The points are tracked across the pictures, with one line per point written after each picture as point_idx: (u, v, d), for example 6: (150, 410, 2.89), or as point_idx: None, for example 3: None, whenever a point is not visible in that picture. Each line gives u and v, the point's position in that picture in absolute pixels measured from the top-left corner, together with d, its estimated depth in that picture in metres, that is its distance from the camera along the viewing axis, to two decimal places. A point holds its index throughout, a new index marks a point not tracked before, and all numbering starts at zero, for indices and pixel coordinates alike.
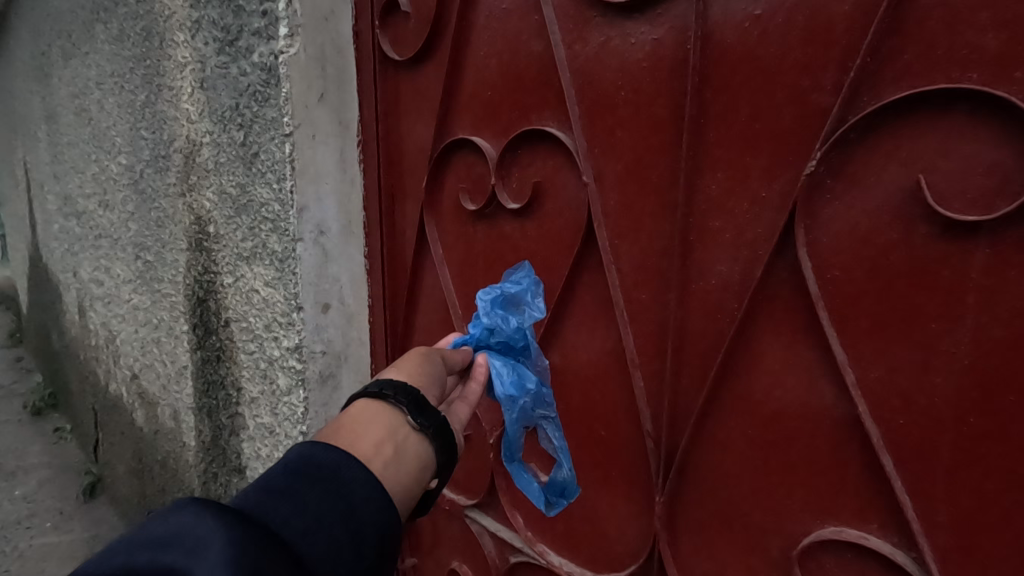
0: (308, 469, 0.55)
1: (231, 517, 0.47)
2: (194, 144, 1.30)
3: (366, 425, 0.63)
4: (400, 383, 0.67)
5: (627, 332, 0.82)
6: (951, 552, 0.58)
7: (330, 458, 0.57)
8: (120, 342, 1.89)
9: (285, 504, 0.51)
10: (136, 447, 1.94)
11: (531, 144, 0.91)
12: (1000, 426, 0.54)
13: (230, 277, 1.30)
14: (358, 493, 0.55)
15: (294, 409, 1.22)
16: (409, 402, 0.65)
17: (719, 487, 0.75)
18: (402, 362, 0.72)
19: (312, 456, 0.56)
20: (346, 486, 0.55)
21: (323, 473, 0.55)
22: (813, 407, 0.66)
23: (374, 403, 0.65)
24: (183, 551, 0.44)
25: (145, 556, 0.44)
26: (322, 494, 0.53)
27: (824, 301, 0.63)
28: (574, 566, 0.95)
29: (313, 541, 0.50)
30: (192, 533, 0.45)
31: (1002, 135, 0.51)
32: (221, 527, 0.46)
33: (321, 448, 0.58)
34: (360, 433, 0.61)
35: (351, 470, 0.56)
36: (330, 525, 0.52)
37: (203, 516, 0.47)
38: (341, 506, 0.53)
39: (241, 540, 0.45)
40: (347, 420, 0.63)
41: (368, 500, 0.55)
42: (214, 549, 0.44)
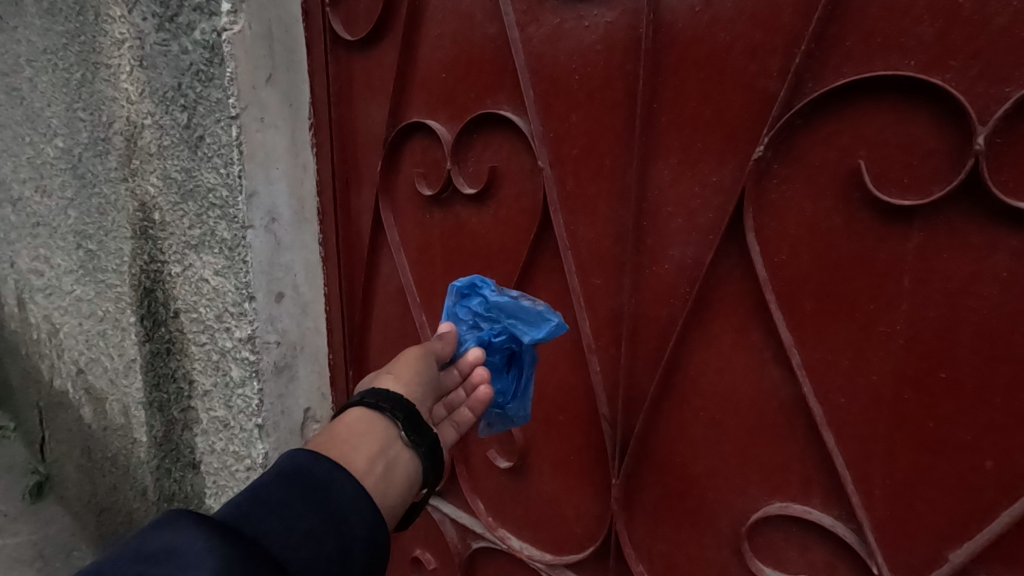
0: (302, 480, 0.56)
1: (222, 533, 0.48)
2: (135, 126, 1.23)
3: (359, 439, 0.64)
4: (397, 396, 0.68)
5: (583, 318, 0.82)
6: (886, 522, 0.61)
7: (325, 468, 0.58)
8: (64, 335, 1.80)
9: (278, 518, 0.52)
10: (84, 444, 1.86)
11: (486, 128, 0.89)
12: (932, 401, 0.57)
13: (178, 266, 1.25)
14: (348, 506, 0.56)
15: (248, 402, 1.18)
16: (403, 417, 0.67)
17: (672, 467, 0.77)
18: (399, 369, 0.72)
19: (307, 467, 0.58)
20: (339, 498, 0.56)
21: (317, 486, 0.56)
22: (761, 387, 0.68)
23: (368, 415, 0.66)
24: (175, 566, 0.45)
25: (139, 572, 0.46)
26: (315, 505, 0.55)
27: (771, 284, 0.65)
28: (534, 550, 0.96)
29: (302, 555, 0.51)
30: (185, 548, 0.47)
31: (936, 121, 0.53)
32: (212, 543, 0.47)
33: (318, 458, 0.59)
34: (354, 446, 0.63)
35: (343, 482, 0.58)
36: (320, 538, 0.53)
37: (196, 532, 0.48)
38: (331, 519, 0.55)
39: (232, 556, 0.46)
40: (343, 430, 0.65)
41: (359, 511, 0.57)
42: (205, 564, 0.45)
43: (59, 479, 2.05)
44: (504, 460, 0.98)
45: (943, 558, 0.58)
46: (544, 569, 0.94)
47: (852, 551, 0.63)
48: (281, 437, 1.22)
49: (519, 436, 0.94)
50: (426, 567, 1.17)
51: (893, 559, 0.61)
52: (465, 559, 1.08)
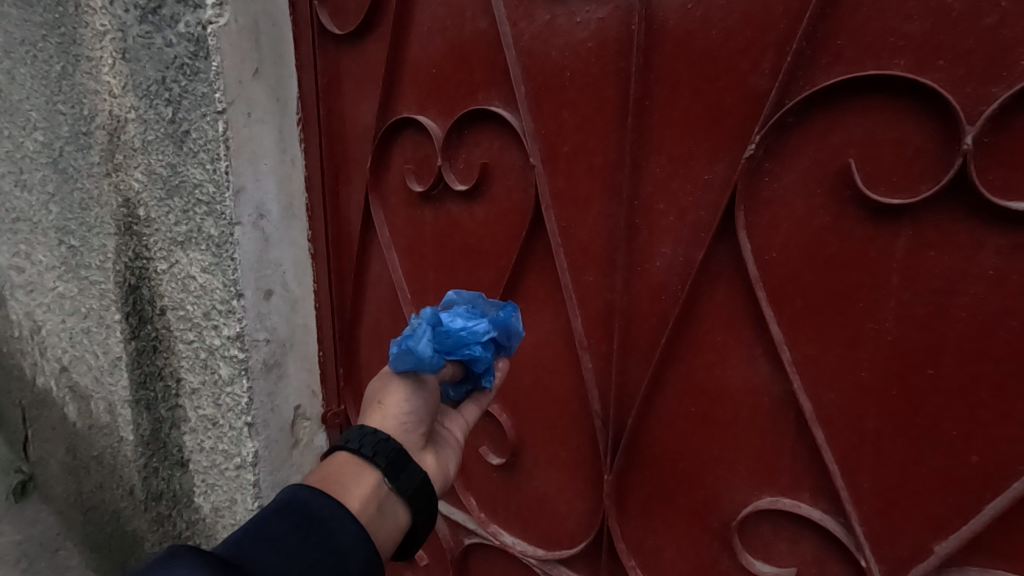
0: (300, 516, 0.57)
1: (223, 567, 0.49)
2: (118, 120, 1.21)
3: (349, 482, 0.63)
4: (381, 439, 0.65)
5: (575, 315, 0.82)
6: (873, 515, 0.62)
7: (322, 504, 0.58)
8: (47, 333, 1.77)
9: (277, 555, 0.53)
10: (69, 443, 1.84)
11: (477, 124, 0.89)
12: (919, 396, 0.58)
13: (164, 263, 1.23)
14: (345, 540, 0.57)
15: (237, 401, 1.17)
16: (386, 462, 0.64)
17: (664, 463, 0.78)
18: (390, 403, 0.68)
19: (305, 503, 0.58)
20: (336, 533, 0.57)
21: (315, 520, 0.57)
22: (752, 384, 0.68)
23: (354, 459, 0.65)
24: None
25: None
26: (314, 540, 0.55)
27: (762, 281, 0.65)
28: (527, 546, 0.97)
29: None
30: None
31: (926, 120, 0.53)
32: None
33: (315, 495, 0.59)
34: (348, 487, 0.62)
35: (341, 517, 0.58)
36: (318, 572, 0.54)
37: (195, 564, 0.48)
38: (329, 554, 0.55)
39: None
40: (332, 472, 0.64)
41: (356, 549, 0.57)
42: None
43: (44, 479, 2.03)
44: (496, 457, 0.97)
45: (928, 550, 0.59)
46: (537, 564, 0.95)
47: (841, 544, 0.64)
48: (271, 435, 1.21)
49: (511, 433, 0.94)
50: (418, 563, 1.17)
51: (880, 553, 0.62)
52: (458, 555, 1.09)
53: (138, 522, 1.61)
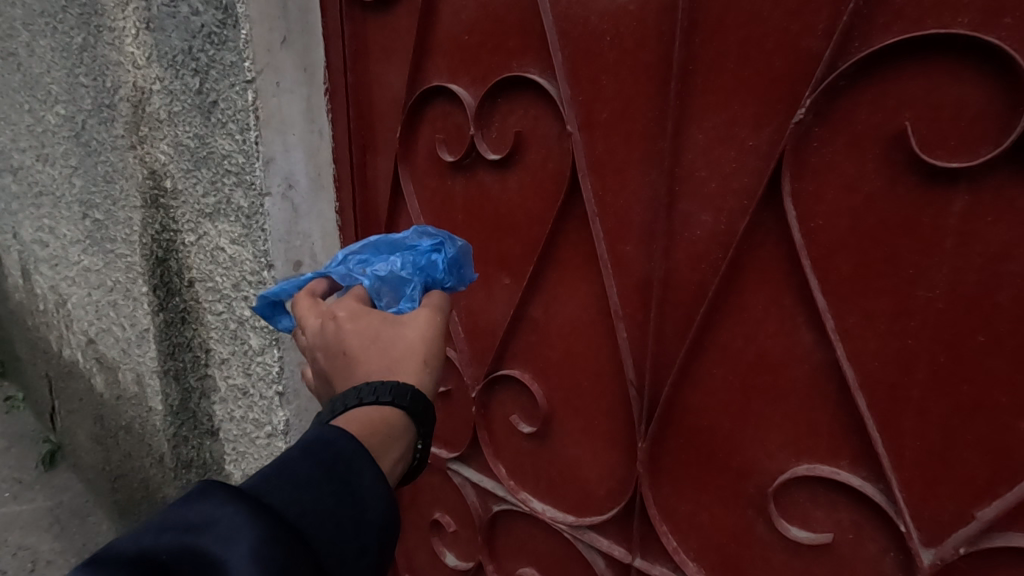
0: (332, 462, 0.56)
1: (256, 512, 0.48)
2: (142, 91, 1.21)
3: (391, 441, 0.64)
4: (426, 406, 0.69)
5: (611, 285, 0.82)
6: (914, 482, 0.62)
7: (356, 456, 0.58)
8: (72, 306, 1.81)
9: (304, 497, 0.53)
10: (96, 413, 1.90)
11: (512, 91, 0.88)
12: (969, 364, 0.57)
13: (192, 235, 1.24)
14: (369, 490, 0.57)
15: (269, 370, 1.19)
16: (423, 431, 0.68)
17: (699, 431, 0.78)
18: (433, 358, 0.72)
19: (340, 452, 0.57)
20: (361, 481, 0.57)
21: (341, 466, 0.56)
22: (792, 353, 0.68)
23: (400, 416, 0.66)
24: (211, 539, 0.47)
25: (177, 540, 0.47)
26: (339, 487, 0.55)
27: (807, 249, 0.65)
28: (557, 512, 0.98)
29: (324, 537, 0.52)
30: (221, 522, 0.47)
31: (988, 82, 0.52)
32: (248, 519, 0.48)
33: (359, 449, 0.58)
34: (386, 445, 0.63)
35: (365, 466, 0.58)
36: (342, 520, 0.54)
37: (230, 507, 0.48)
38: (355, 505, 0.55)
39: (268, 537, 0.47)
40: (377, 424, 0.63)
41: (379, 501, 0.57)
42: (240, 545, 0.46)
43: (73, 448, 2.16)
44: (528, 426, 0.99)
45: (970, 516, 0.59)
46: (567, 530, 0.97)
47: (880, 510, 0.65)
48: (301, 404, 1.24)
49: (542, 401, 0.96)
50: (446, 529, 1.21)
51: (921, 519, 0.62)
52: (486, 521, 1.11)
53: (167, 488, 1.67)
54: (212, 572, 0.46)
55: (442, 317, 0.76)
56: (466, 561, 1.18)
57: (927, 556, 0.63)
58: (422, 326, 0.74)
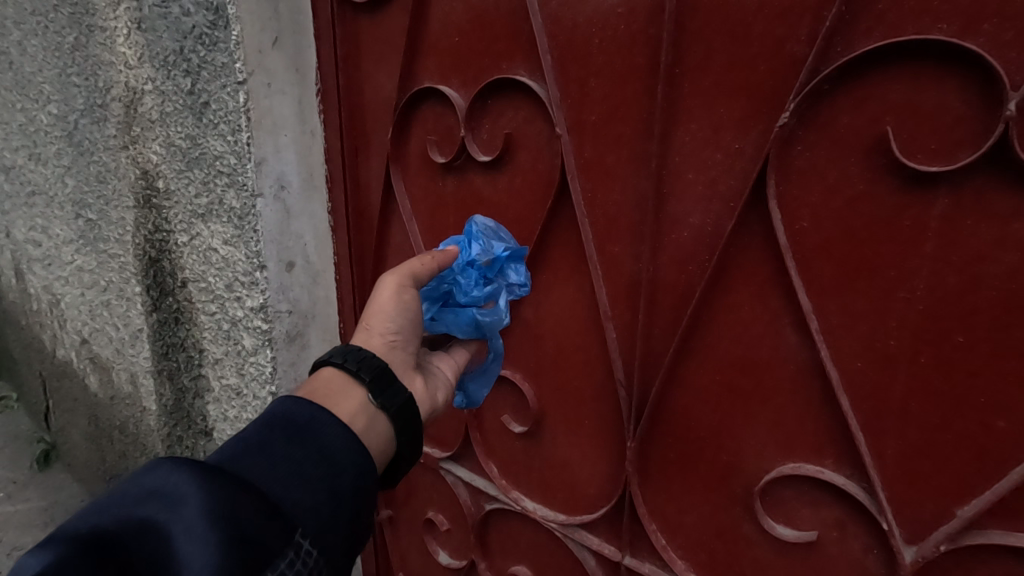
0: (287, 424, 0.60)
1: (200, 471, 0.53)
2: (135, 92, 1.20)
3: (338, 394, 0.67)
4: (365, 356, 0.71)
5: (600, 286, 0.83)
6: (895, 481, 0.63)
7: (304, 410, 0.62)
8: (65, 306, 1.81)
9: (261, 458, 0.57)
10: (91, 413, 1.90)
11: (501, 93, 0.89)
12: (950, 365, 0.58)
13: (185, 236, 1.24)
14: (331, 441, 0.61)
15: (262, 369, 1.20)
16: (369, 377, 0.69)
17: (686, 431, 0.79)
18: (371, 320, 0.75)
19: (292, 412, 0.62)
20: (327, 439, 0.60)
21: (301, 426, 0.60)
22: (778, 353, 0.69)
23: (341, 374, 0.70)
24: (160, 504, 0.51)
25: (126, 512, 0.51)
26: (300, 442, 0.59)
27: (792, 251, 0.66)
28: (548, 511, 0.99)
29: (287, 490, 0.56)
30: (169, 488, 0.52)
31: (967, 87, 0.53)
32: (192, 481, 0.52)
33: (303, 404, 0.62)
34: (334, 400, 0.67)
35: (324, 420, 0.62)
36: (306, 469, 0.58)
37: (176, 473, 0.53)
38: (318, 456, 0.59)
39: (212, 494, 0.52)
40: (316, 388, 0.68)
41: (344, 449, 0.61)
42: (186, 504, 0.51)
43: (68, 447, 2.16)
44: (519, 425, 1.00)
45: (951, 514, 0.60)
46: (558, 528, 0.98)
47: (863, 508, 0.66)
48: None
49: (533, 401, 0.96)
50: (439, 528, 1.22)
51: (903, 516, 0.63)
52: (478, 520, 1.12)
53: None
54: (161, 532, 0.50)
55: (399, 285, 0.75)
56: (459, 559, 1.19)
57: (908, 553, 0.64)
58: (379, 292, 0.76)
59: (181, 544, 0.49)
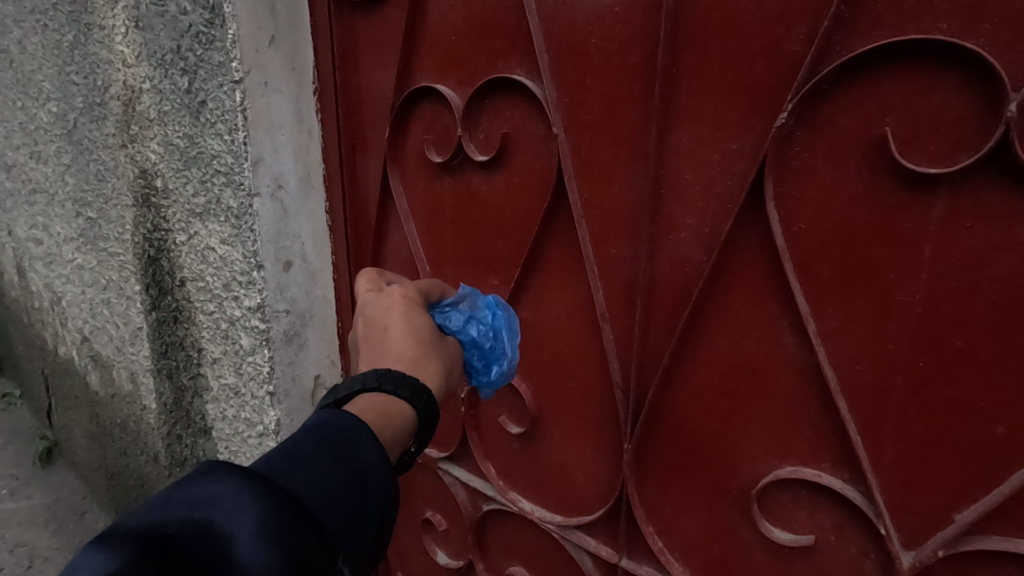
0: (335, 439, 0.56)
1: (260, 483, 0.49)
2: (133, 90, 1.20)
3: (395, 430, 0.64)
4: (434, 407, 0.69)
5: (597, 287, 0.82)
6: (893, 485, 0.63)
7: (358, 429, 0.58)
8: (66, 304, 1.81)
9: (309, 473, 0.53)
10: (92, 411, 1.90)
11: (498, 93, 0.88)
12: (948, 369, 0.57)
13: (183, 235, 1.24)
14: (371, 468, 0.57)
15: (259, 369, 1.20)
16: (423, 425, 0.67)
17: (683, 433, 0.79)
18: (451, 372, 0.75)
19: (344, 429, 0.58)
20: (368, 463, 0.57)
21: (349, 445, 0.57)
22: (775, 356, 0.68)
23: (404, 408, 0.66)
24: (219, 513, 0.47)
25: (181, 516, 0.47)
26: (341, 462, 0.55)
27: (789, 253, 0.65)
28: (546, 512, 0.99)
29: (332, 514, 0.52)
30: (227, 496, 0.48)
31: (968, 88, 0.52)
32: (252, 493, 0.48)
33: (364, 429, 0.59)
34: (389, 434, 0.63)
35: (366, 443, 0.58)
36: (348, 496, 0.54)
37: (235, 482, 0.49)
38: (360, 483, 0.55)
39: (272, 509, 0.48)
40: (385, 416, 0.64)
41: (381, 478, 0.57)
42: (246, 517, 0.47)
43: (69, 445, 2.17)
44: (516, 426, 0.99)
45: (949, 519, 0.60)
46: (555, 530, 0.97)
47: (860, 512, 0.65)
48: (292, 404, 1.24)
49: (530, 402, 0.96)
50: (437, 527, 1.22)
51: (901, 521, 0.63)
52: (476, 521, 1.12)
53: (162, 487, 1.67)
54: (217, 544, 0.46)
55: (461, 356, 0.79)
56: (456, 559, 1.19)
57: (906, 558, 0.63)
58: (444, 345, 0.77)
59: (245, 563, 0.46)
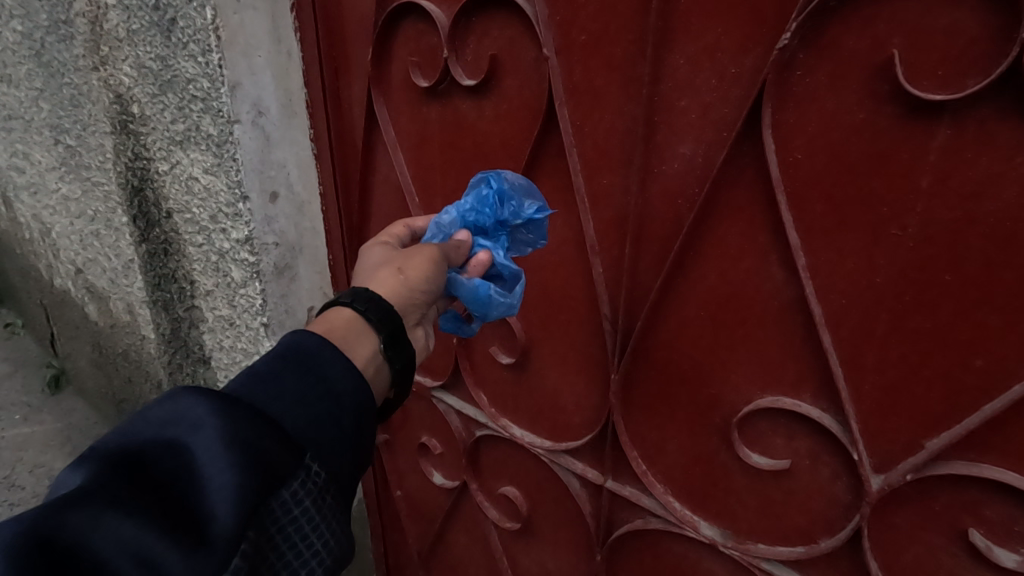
0: (297, 354, 0.58)
1: (219, 399, 0.51)
2: (99, 6, 1.12)
3: (354, 338, 0.64)
4: (382, 305, 0.67)
5: (587, 219, 0.81)
6: (870, 415, 0.64)
7: (317, 342, 0.59)
8: (56, 235, 1.79)
9: (270, 386, 0.55)
10: (94, 341, 1.93)
11: (486, 10, 0.82)
12: (934, 303, 0.57)
13: (165, 164, 1.20)
14: (337, 377, 0.58)
15: (252, 301, 1.20)
16: (386, 328, 0.66)
17: (670, 363, 0.80)
18: (408, 267, 0.72)
19: (303, 343, 0.59)
20: (330, 369, 0.58)
21: (310, 356, 0.58)
22: (764, 290, 0.68)
23: (356, 318, 0.66)
24: (181, 429, 0.50)
25: (148, 436, 0.50)
26: (305, 376, 0.57)
27: (783, 185, 0.63)
28: (535, 438, 1.02)
29: (296, 419, 0.54)
30: (188, 413, 0.50)
31: (985, 5, 0.48)
32: (211, 408, 0.50)
33: (320, 339, 0.60)
34: (349, 341, 0.64)
35: (331, 356, 0.59)
36: (311, 402, 0.56)
37: (195, 399, 0.51)
38: (323, 389, 0.57)
39: (231, 421, 0.50)
40: (330, 327, 0.65)
41: (347, 381, 0.58)
42: (206, 430, 0.49)
43: (76, 373, 2.22)
44: (507, 357, 1.01)
45: (920, 446, 0.62)
46: (544, 454, 1.01)
47: (836, 439, 0.67)
48: None
49: (521, 334, 0.97)
50: (433, 451, 1.27)
51: (874, 448, 0.65)
52: (469, 445, 1.16)
53: None
54: (183, 457, 0.49)
55: (439, 255, 0.74)
56: (452, 480, 1.25)
57: (875, 481, 0.66)
58: (413, 249, 0.74)
59: (209, 471, 0.48)
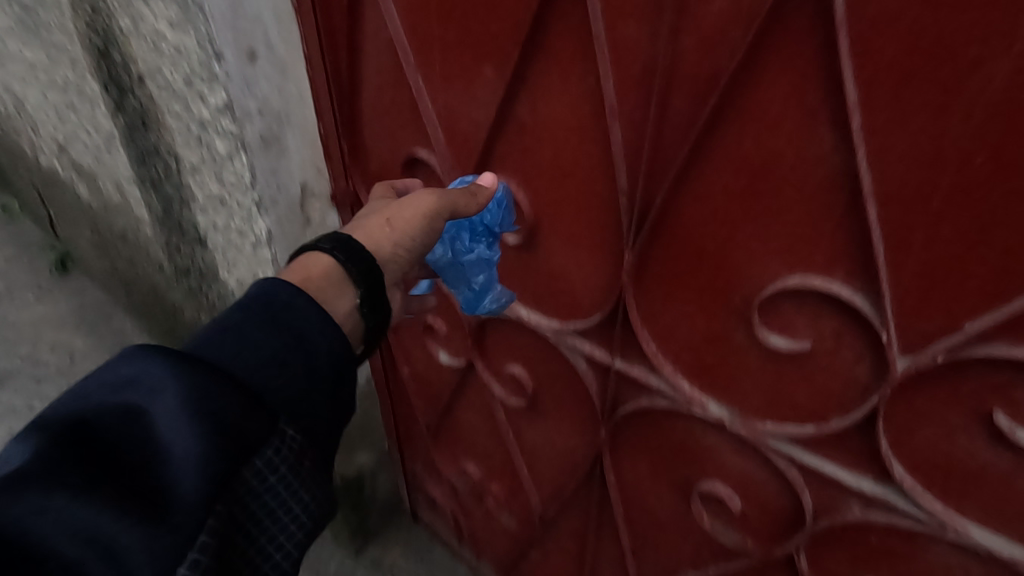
0: (265, 308, 0.62)
1: (177, 360, 0.54)
2: None
3: (329, 286, 0.71)
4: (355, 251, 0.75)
5: (606, 76, 0.71)
6: (907, 295, 0.59)
7: (286, 291, 0.63)
8: (30, 108, 1.67)
9: (241, 351, 0.59)
10: (89, 222, 1.88)
11: None
12: (1009, 168, 0.50)
13: (128, 19, 1.08)
14: (309, 330, 0.62)
15: (240, 176, 1.12)
16: (360, 279, 0.73)
17: (690, 241, 0.74)
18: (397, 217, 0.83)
19: (273, 296, 0.63)
20: (302, 326, 0.62)
21: (278, 308, 0.62)
22: (807, 157, 0.60)
23: (334, 265, 0.73)
24: (138, 393, 0.53)
25: (103, 400, 0.53)
26: (272, 331, 0.60)
27: (848, 24, 0.53)
28: (541, 318, 1.00)
29: (268, 382, 0.59)
30: (147, 378, 0.54)
31: None
32: (170, 368, 0.54)
33: (290, 289, 0.63)
34: (323, 289, 0.70)
35: (299, 305, 0.62)
36: (282, 359, 0.60)
37: (153, 361, 0.54)
38: (295, 342, 0.61)
39: (191, 383, 0.53)
40: (305, 268, 0.72)
41: (318, 335, 0.62)
42: (165, 394, 0.53)
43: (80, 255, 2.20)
44: (513, 235, 0.95)
45: (958, 327, 0.58)
46: (551, 334, 0.99)
47: (865, 320, 0.63)
48: (281, 213, 1.18)
49: (528, 210, 0.90)
50: (438, 331, 1.26)
51: (906, 330, 0.61)
52: (474, 326, 1.15)
53: (175, 295, 1.72)
54: (142, 419, 0.53)
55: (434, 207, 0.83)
56: (458, 359, 1.25)
57: (901, 363, 0.63)
58: (409, 200, 0.84)
59: (169, 437, 0.52)
